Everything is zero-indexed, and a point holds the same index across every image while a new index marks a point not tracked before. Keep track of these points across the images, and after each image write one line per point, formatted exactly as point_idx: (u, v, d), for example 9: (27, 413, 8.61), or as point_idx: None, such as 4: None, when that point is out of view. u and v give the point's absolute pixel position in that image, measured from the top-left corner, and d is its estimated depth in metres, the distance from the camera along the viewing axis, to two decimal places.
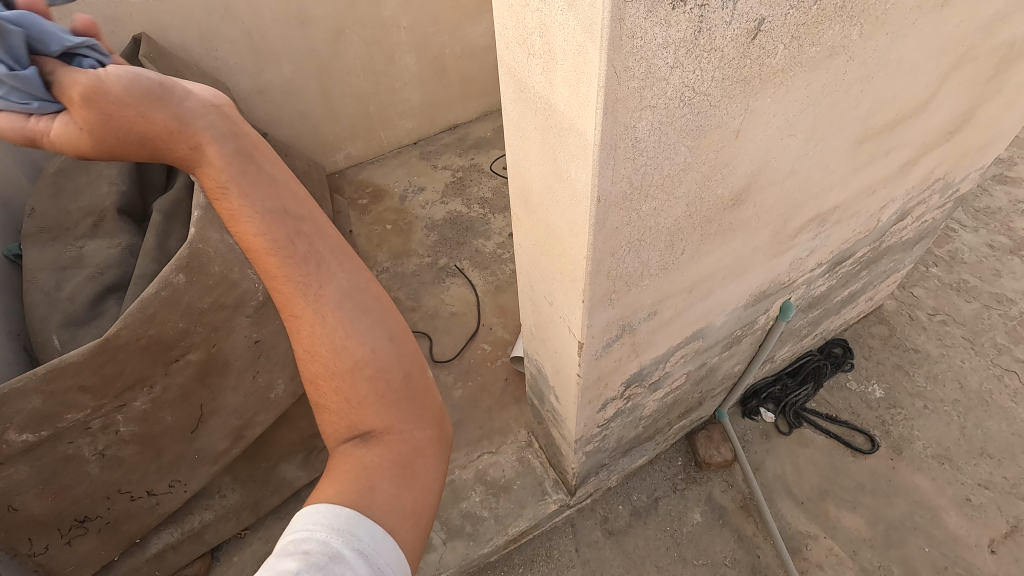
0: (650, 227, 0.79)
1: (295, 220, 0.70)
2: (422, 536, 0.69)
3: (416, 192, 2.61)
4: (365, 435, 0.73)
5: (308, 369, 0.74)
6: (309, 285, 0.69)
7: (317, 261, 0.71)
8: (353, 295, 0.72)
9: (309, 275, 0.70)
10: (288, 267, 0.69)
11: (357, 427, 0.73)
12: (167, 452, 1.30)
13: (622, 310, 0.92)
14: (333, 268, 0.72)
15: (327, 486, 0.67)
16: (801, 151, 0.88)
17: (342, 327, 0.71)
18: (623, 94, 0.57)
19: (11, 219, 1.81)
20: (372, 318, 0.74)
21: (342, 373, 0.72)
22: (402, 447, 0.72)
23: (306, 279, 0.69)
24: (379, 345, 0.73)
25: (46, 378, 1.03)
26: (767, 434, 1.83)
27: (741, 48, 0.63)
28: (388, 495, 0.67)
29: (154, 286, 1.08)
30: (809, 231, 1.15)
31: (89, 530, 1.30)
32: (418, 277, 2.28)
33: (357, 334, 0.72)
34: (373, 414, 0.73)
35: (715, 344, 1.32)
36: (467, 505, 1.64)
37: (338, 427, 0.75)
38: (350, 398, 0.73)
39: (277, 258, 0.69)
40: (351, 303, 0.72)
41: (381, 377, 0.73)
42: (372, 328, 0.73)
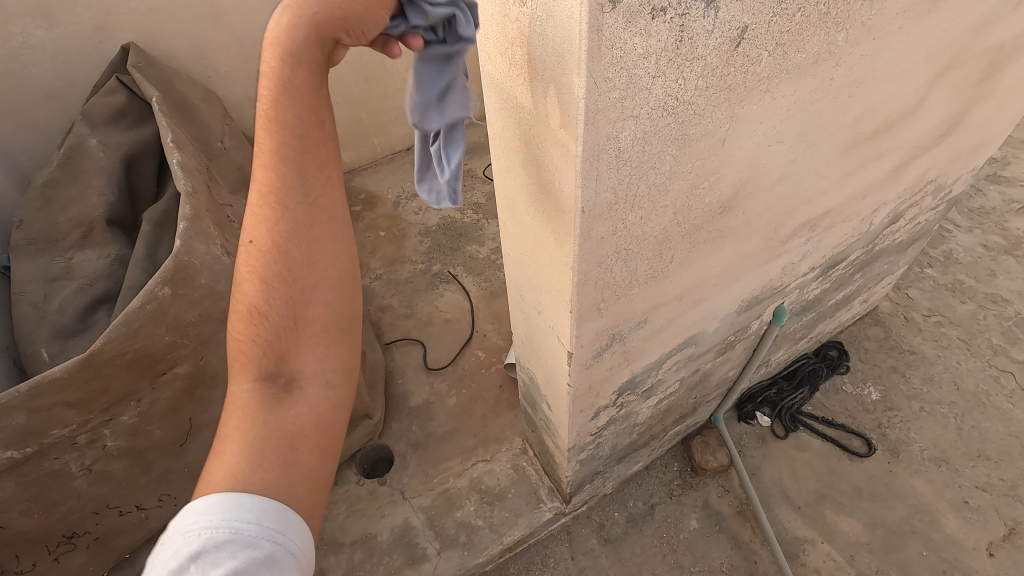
0: (637, 236, 0.78)
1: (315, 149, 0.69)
2: (317, 501, 0.70)
3: (410, 198, 2.60)
4: (287, 379, 0.72)
5: (250, 286, 0.72)
6: (284, 217, 0.69)
7: (294, 193, 0.69)
8: (320, 241, 0.72)
9: (287, 209, 0.69)
10: (276, 178, 0.68)
11: (280, 366, 0.72)
12: (156, 466, 1.29)
13: (612, 320, 0.91)
14: (306, 197, 0.70)
15: (233, 431, 0.70)
16: (789, 157, 0.87)
17: (296, 269, 0.71)
18: (604, 105, 0.56)
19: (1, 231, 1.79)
20: (337, 267, 0.74)
21: (294, 305, 0.72)
22: (318, 399, 0.72)
23: (291, 202, 0.69)
24: (329, 299, 0.73)
25: (30, 395, 1.01)
26: (764, 438, 1.82)
27: (724, 56, 0.62)
28: (293, 458, 0.69)
29: (139, 300, 1.06)
30: (801, 236, 1.14)
31: (77, 546, 1.29)
32: (412, 284, 2.27)
33: (317, 272, 0.72)
34: (302, 360, 0.73)
35: (708, 350, 1.30)
36: (462, 514, 1.63)
37: (255, 362, 0.73)
38: (295, 328, 0.72)
39: (270, 166, 0.68)
40: (324, 245, 0.72)
41: (326, 326, 0.74)
42: (336, 273, 0.74)
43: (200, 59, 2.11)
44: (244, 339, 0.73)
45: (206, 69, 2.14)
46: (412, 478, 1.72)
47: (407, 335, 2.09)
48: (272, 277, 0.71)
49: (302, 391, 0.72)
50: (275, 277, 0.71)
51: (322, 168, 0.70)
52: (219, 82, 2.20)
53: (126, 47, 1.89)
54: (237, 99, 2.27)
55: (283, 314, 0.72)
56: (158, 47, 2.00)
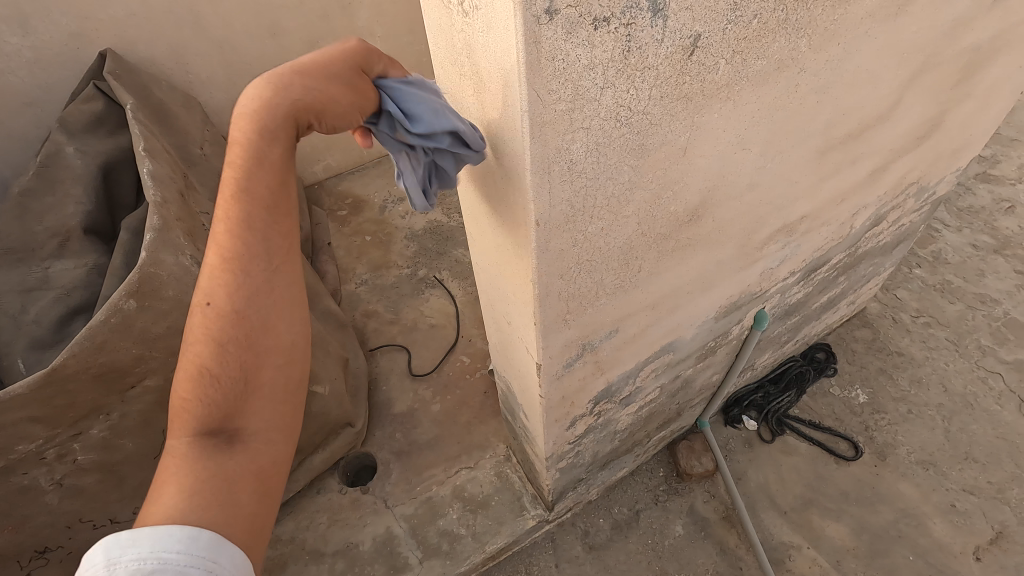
0: (600, 247, 0.76)
1: (274, 207, 0.69)
2: (261, 551, 0.67)
3: (396, 202, 2.58)
4: (229, 436, 0.69)
5: (194, 351, 0.69)
6: (247, 269, 0.68)
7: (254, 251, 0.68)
8: (276, 290, 0.71)
9: (254, 262, 0.68)
10: (239, 245, 0.68)
11: (227, 421, 0.69)
12: (130, 479, 1.28)
13: (581, 330, 0.89)
14: (267, 265, 0.70)
15: (164, 488, 0.64)
16: (757, 165, 0.86)
17: (256, 317, 0.69)
18: (551, 116, 0.55)
19: None
20: (297, 326, 0.73)
21: (247, 363, 0.69)
22: (260, 452, 0.69)
23: (253, 265, 0.68)
24: (283, 349, 0.72)
25: None
26: (750, 442, 1.81)
27: (678, 66, 0.60)
28: (237, 506, 0.65)
29: (102, 313, 1.04)
30: (777, 242, 1.13)
31: (50, 560, 1.28)
32: (397, 289, 2.25)
33: (278, 331, 0.71)
34: (248, 415, 0.70)
35: (687, 357, 1.29)
36: (444, 523, 1.62)
37: (195, 421, 0.68)
38: (251, 384, 0.70)
39: (237, 231, 0.67)
40: (278, 305, 0.71)
41: (280, 380, 0.72)
42: (295, 333, 0.73)
43: (180, 64, 2.08)
44: (188, 398, 0.69)
45: (187, 74, 2.12)
46: (395, 486, 1.70)
47: (392, 341, 2.08)
48: (226, 333, 0.68)
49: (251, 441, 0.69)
50: (225, 334, 0.68)
51: (286, 238, 0.71)
52: (201, 88, 2.18)
53: (104, 54, 1.86)
54: (219, 104, 2.26)
55: (236, 372, 0.69)
56: (137, 53, 1.98)
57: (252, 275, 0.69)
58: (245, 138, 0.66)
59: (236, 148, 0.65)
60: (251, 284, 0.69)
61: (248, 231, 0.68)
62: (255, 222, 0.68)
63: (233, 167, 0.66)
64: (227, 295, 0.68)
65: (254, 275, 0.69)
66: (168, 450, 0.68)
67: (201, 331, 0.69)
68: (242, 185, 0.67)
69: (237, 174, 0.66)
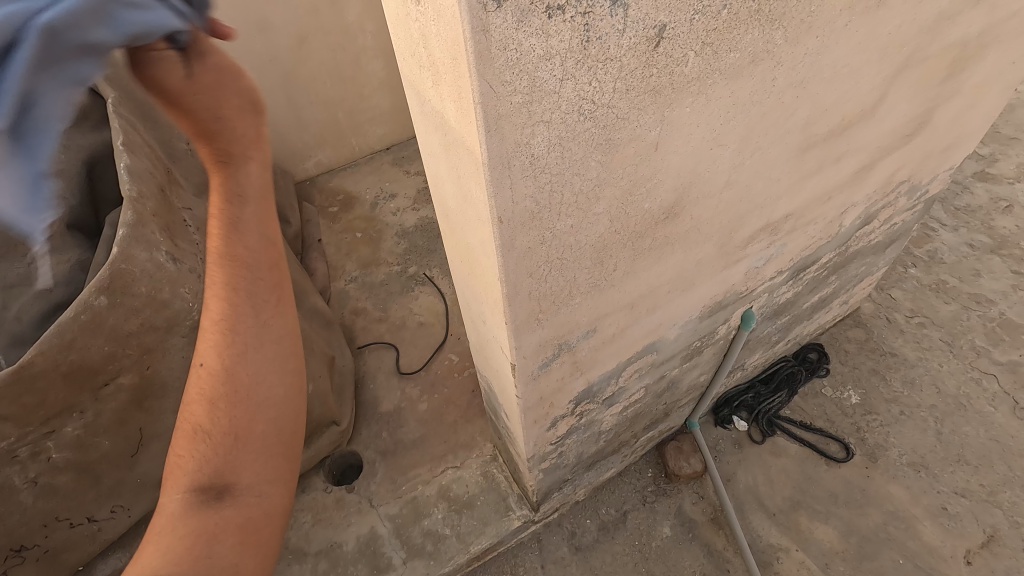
0: (570, 244, 0.74)
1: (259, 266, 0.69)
2: None
3: (388, 198, 2.56)
4: (221, 490, 0.70)
5: (191, 409, 0.71)
6: (234, 337, 0.69)
7: (246, 316, 0.69)
8: (273, 351, 0.71)
9: (237, 326, 0.68)
10: (227, 309, 0.68)
11: (216, 476, 0.70)
12: (107, 478, 1.27)
13: (555, 330, 0.87)
14: (256, 319, 0.69)
15: (148, 554, 0.66)
16: (735, 161, 0.83)
17: (250, 379, 0.70)
18: (506, 109, 0.53)
19: None
20: (282, 382, 0.73)
21: (231, 420, 0.70)
22: (251, 507, 0.70)
23: (238, 328, 0.68)
24: (275, 405, 0.72)
25: None
26: (740, 443, 1.79)
27: (643, 57, 0.58)
28: (222, 559, 0.67)
29: (71, 310, 1.03)
30: (761, 240, 1.10)
31: (26, 559, 1.26)
32: (387, 286, 2.23)
33: (263, 386, 0.71)
34: (238, 473, 0.70)
35: (672, 357, 1.27)
36: (428, 523, 1.60)
37: (190, 477, 0.70)
38: (235, 444, 0.70)
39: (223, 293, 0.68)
40: (269, 364, 0.71)
41: (273, 437, 0.72)
42: (288, 385, 0.73)
43: None
44: (184, 455, 0.72)
45: None
46: (380, 486, 1.69)
47: (380, 339, 2.06)
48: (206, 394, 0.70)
49: (235, 493, 0.70)
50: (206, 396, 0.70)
51: (274, 290, 0.71)
52: None
53: None
54: None
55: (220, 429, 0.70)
56: None
57: (234, 334, 0.69)
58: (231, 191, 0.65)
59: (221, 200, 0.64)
60: (229, 346, 0.69)
61: (232, 294, 0.68)
62: (238, 290, 0.68)
63: (237, 219, 0.66)
64: (216, 356, 0.69)
65: (235, 333, 0.69)
66: (160, 509, 0.71)
67: (198, 392, 0.71)
68: (226, 257, 0.67)
69: (249, 219, 0.67)
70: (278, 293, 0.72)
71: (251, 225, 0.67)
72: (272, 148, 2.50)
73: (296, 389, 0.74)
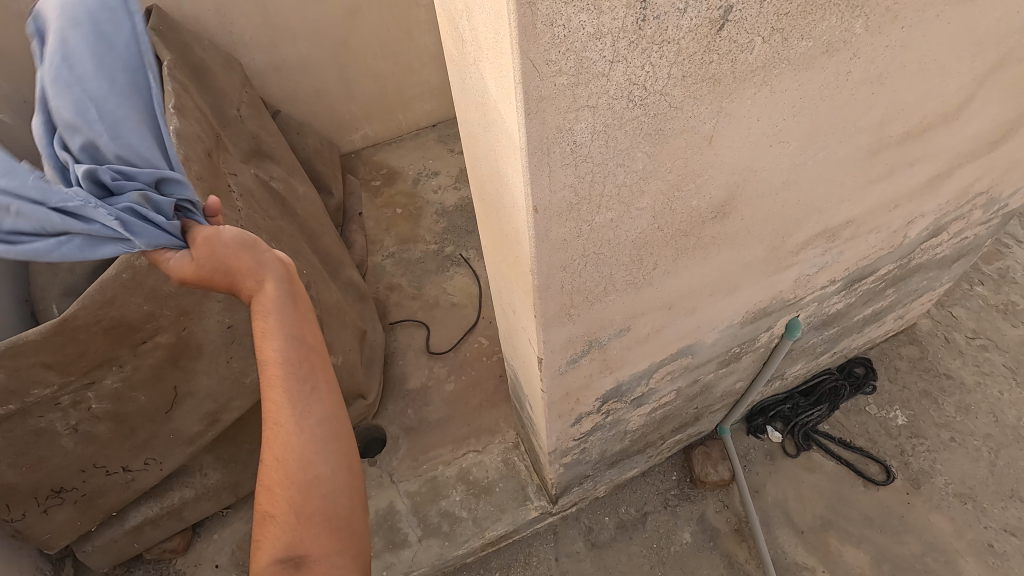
0: (609, 239, 0.70)
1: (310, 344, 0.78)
2: None
3: (430, 176, 2.55)
4: (298, 562, 0.72)
5: (269, 475, 0.75)
6: (299, 401, 0.75)
7: (304, 379, 0.76)
8: (328, 419, 0.77)
9: (302, 393, 0.76)
10: (279, 390, 0.75)
11: (292, 551, 0.72)
12: (141, 431, 1.31)
13: (586, 326, 0.84)
14: (314, 387, 0.77)
15: None
16: (795, 161, 0.77)
17: (312, 442, 0.75)
18: (549, 91, 0.49)
19: None
20: (341, 447, 0.77)
21: (301, 493, 0.74)
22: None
23: (300, 395, 0.75)
24: (337, 468, 0.76)
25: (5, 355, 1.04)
26: (772, 454, 1.72)
27: (704, 41, 0.53)
28: None
29: (114, 268, 1.06)
30: (816, 247, 1.03)
31: (65, 500, 1.33)
32: (423, 264, 2.23)
33: (318, 455, 0.75)
34: (313, 539, 0.73)
35: (708, 361, 1.21)
36: (445, 504, 1.61)
37: (277, 547, 0.73)
38: (307, 515, 0.74)
39: (283, 375, 0.75)
40: (319, 436, 0.76)
41: (334, 506, 0.75)
42: (337, 456, 0.77)
43: (224, 25, 2.09)
44: (268, 530, 0.74)
45: (231, 35, 2.13)
46: (401, 462, 1.70)
47: (412, 317, 2.07)
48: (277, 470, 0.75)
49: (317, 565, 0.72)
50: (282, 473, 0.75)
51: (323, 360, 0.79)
52: (244, 49, 2.18)
53: (149, 11, 1.88)
54: (261, 67, 2.26)
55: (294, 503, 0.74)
56: (183, 11, 1.99)
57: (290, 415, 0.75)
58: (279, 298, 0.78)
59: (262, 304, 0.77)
60: (289, 423, 0.75)
61: (287, 375, 0.75)
62: (305, 363, 0.77)
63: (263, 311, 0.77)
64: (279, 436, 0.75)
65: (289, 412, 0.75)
66: None
67: (274, 461, 0.75)
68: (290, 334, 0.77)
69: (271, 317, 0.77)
70: (314, 367, 0.78)
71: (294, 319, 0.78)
72: (320, 119, 2.52)
73: (353, 454, 0.79)
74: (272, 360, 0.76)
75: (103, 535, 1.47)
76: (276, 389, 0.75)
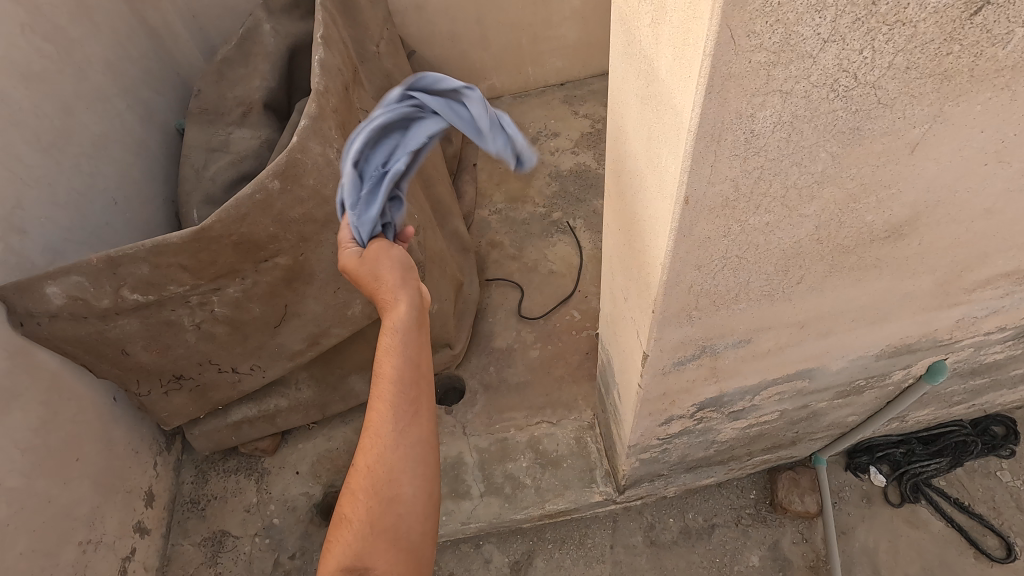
0: (758, 244, 0.62)
1: (420, 369, 0.87)
2: None
3: (549, 136, 2.48)
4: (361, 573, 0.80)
5: (355, 480, 0.85)
6: (402, 419, 0.85)
7: (409, 401, 0.85)
8: (420, 442, 0.86)
9: (406, 411, 0.85)
10: (386, 410, 0.84)
11: (357, 562, 0.80)
12: (252, 339, 1.42)
13: (704, 331, 0.76)
14: (415, 411, 0.86)
15: None
16: (1008, 187, 0.63)
17: (404, 460, 0.85)
18: (742, 69, 0.42)
19: (184, 96, 2.08)
20: (424, 473, 0.86)
21: (379, 509, 0.83)
22: None
23: (404, 412, 0.85)
24: (418, 490, 0.85)
25: (151, 252, 1.15)
26: (869, 498, 1.56)
27: (949, 26, 0.43)
28: None
29: (250, 188, 1.12)
30: (994, 288, 0.87)
31: (182, 387, 1.49)
32: (527, 226, 2.20)
33: (405, 474, 0.84)
34: (376, 559, 0.80)
35: (825, 389, 1.09)
36: (511, 467, 1.63)
37: (346, 553, 0.81)
38: (374, 533, 0.82)
39: (391, 390, 0.84)
40: (405, 457, 0.85)
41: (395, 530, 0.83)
42: (422, 478, 0.86)
43: None
44: (341, 532, 0.83)
45: None
46: (475, 417, 1.74)
47: (508, 277, 2.06)
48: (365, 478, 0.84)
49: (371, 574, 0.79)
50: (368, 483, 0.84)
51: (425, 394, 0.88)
52: None
53: None
54: (404, 5, 2.27)
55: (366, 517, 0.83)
56: None
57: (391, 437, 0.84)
58: (408, 327, 0.86)
59: (395, 314, 0.86)
60: (386, 441, 0.84)
61: (396, 389, 0.84)
62: (414, 383, 0.86)
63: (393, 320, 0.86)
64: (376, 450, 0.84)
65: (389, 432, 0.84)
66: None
67: (364, 468, 0.85)
68: (405, 354, 0.85)
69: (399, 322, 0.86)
70: (420, 394, 0.87)
71: (414, 334, 0.87)
72: (451, 64, 2.52)
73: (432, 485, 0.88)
74: (386, 373, 0.85)
75: (209, 423, 1.64)
76: (384, 399, 0.84)
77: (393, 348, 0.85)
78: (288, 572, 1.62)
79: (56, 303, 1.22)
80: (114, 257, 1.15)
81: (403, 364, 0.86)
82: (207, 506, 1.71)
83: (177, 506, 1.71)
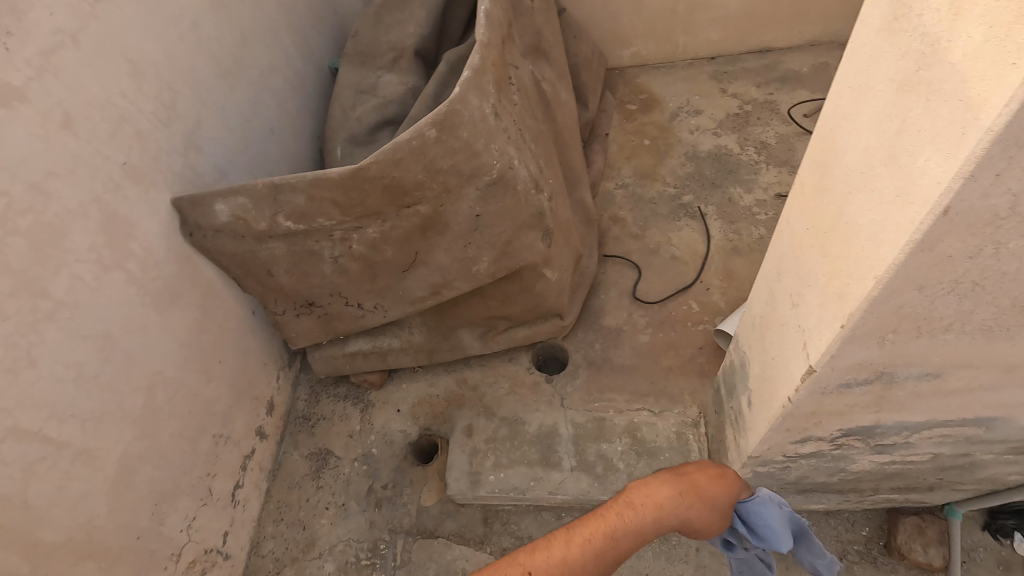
0: (998, 272, 0.54)
1: (673, 522, 0.94)
2: None
3: (691, 113, 2.33)
4: None
5: (555, 540, 0.88)
6: (632, 538, 0.89)
7: (647, 530, 0.91)
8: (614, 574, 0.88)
9: (642, 532, 0.90)
10: (636, 530, 0.90)
11: None
12: (380, 279, 1.49)
13: (891, 357, 0.68)
14: (642, 544, 0.90)
15: None
16: None
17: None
18: None
19: (339, 38, 2.18)
20: None
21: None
22: None
23: (638, 533, 0.90)
24: None
25: (310, 184, 1.21)
26: (1006, 565, 1.38)
27: None
28: None
29: (409, 134, 1.13)
30: None
31: (312, 313, 1.60)
32: (654, 205, 2.10)
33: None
34: None
35: (997, 442, 0.95)
36: (606, 448, 1.61)
37: None
38: None
39: (652, 514, 0.92)
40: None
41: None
42: None
43: None
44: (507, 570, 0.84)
45: None
46: (575, 391, 1.74)
47: (626, 255, 1.99)
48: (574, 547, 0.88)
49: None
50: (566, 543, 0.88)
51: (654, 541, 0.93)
52: None
53: None
54: None
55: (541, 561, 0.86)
56: None
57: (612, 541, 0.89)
58: (694, 501, 0.95)
59: (697, 474, 0.99)
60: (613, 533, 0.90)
61: (656, 519, 0.92)
62: (661, 520, 0.93)
63: (702, 481, 0.98)
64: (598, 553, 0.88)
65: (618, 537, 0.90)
66: None
67: (575, 538, 0.88)
68: (688, 502, 0.95)
69: (705, 485, 0.98)
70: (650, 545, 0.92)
71: (699, 503, 0.96)
72: (598, 26, 2.41)
73: None
74: (663, 496, 0.94)
75: (328, 350, 1.75)
76: (642, 514, 0.92)
77: (655, 510, 0.93)
78: (380, 500, 1.73)
79: (221, 220, 1.33)
80: (276, 184, 1.22)
81: (669, 523, 0.93)
82: (316, 425, 1.85)
83: (291, 419, 1.86)
